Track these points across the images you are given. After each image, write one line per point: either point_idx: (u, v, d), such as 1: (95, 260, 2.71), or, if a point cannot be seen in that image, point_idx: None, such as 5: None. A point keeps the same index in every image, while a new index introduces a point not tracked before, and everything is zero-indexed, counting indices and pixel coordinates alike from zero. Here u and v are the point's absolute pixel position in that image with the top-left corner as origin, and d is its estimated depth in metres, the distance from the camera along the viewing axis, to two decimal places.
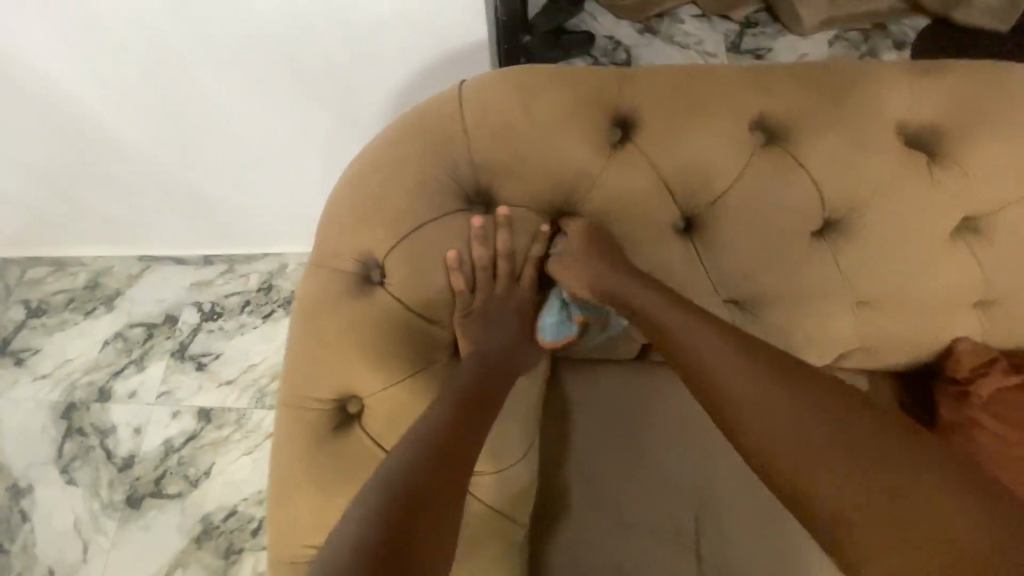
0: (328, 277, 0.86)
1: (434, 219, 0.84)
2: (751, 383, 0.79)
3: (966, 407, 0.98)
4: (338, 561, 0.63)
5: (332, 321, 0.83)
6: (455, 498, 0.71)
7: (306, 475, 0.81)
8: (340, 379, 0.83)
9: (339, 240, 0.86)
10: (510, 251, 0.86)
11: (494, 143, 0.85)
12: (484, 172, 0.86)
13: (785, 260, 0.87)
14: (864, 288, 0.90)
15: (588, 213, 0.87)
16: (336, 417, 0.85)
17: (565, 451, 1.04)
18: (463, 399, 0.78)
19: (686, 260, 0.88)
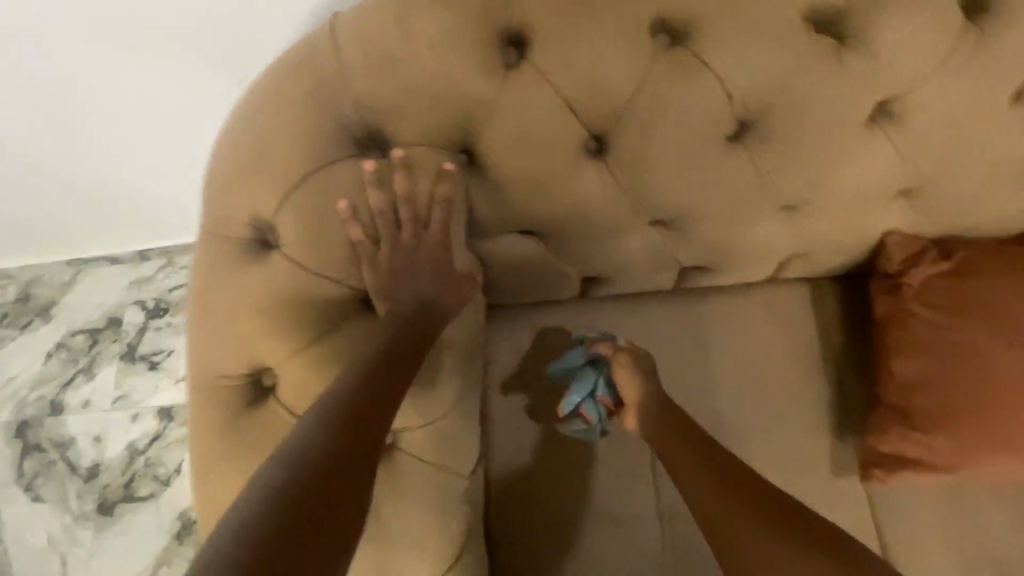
0: (223, 249, 0.79)
1: (322, 167, 0.77)
2: (679, 440, 0.90)
3: (900, 298, 0.98)
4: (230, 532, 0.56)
5: (230, 292, 0.78)
6: (367, 469, 0.67)
7: (225, 454, 0.77)
8: (251, 352, 0.78)
9: (226, 204, 0.79)
10: (413, 195, 0.80)
11: (376, 78, 0.77)
12: (372, 112, 0.79)
13: (703, 170, 0.84)
14: (785, 191, 0.88)
15: (489, 142, 0.80)
16: (251, 391, 0.80)
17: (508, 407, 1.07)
18: (383, 361, 0.75)
19: (601, 184, 0.85)
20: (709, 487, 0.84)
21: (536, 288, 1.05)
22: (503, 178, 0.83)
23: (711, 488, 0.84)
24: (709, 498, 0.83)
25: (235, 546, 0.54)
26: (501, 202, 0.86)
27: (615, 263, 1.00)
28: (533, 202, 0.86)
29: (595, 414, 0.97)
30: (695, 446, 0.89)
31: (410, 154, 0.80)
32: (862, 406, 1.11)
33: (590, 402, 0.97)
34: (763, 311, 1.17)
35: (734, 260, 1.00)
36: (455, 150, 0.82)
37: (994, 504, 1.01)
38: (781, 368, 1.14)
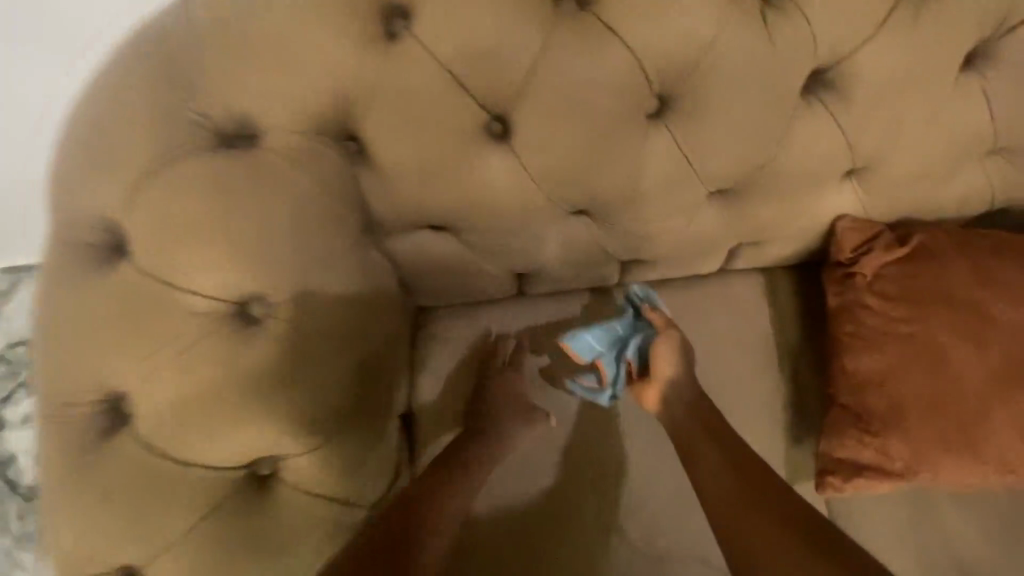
0: (70, 257, 0.69)
1: (171, 161, 0.67)
2: (702, 439, 0.88)
3: (851, 290, 0.89)
4: None
5: (77, 308, 0.68)
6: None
7: (77, 492, 0.67)
8: (102, 376, 0.68)
9: (69, 208, 0.69)
10: (285, 190, 0.70)
11: (230, 56, 0.67)
12: (229, 94, 0.67)
13: (621, 153, 0.74)
14: (717, 175, 0.78)
15: (372, 128, 0.71)
16: (106, 421, 0.70)
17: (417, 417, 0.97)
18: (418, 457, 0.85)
19: (507, 171, 0.75)
20: (727, 487, 0.84)
21: (458, 289, 0.97)
22: (394, 168, 0.74)
23: (725, 489, 0.84)
24: (725, 496, 0.83)
25: None
26: (396, 195, 0.77)
27: (541, 258, 0.91)
28: (433, 193, 0.77)
29: (611, 375, 0.92)
30: (719, 445, 0.88)
31: (282, 144, 0.70)
32: (816, 405, 1.03)
33: (610, 359, 0.91)
34: (713, 305, 1.07)
35: (669, 250, 0.91)
36: (338, 138, 0.73)
37: (964, 513, 0.92)
38: (732, 367, 1.05)
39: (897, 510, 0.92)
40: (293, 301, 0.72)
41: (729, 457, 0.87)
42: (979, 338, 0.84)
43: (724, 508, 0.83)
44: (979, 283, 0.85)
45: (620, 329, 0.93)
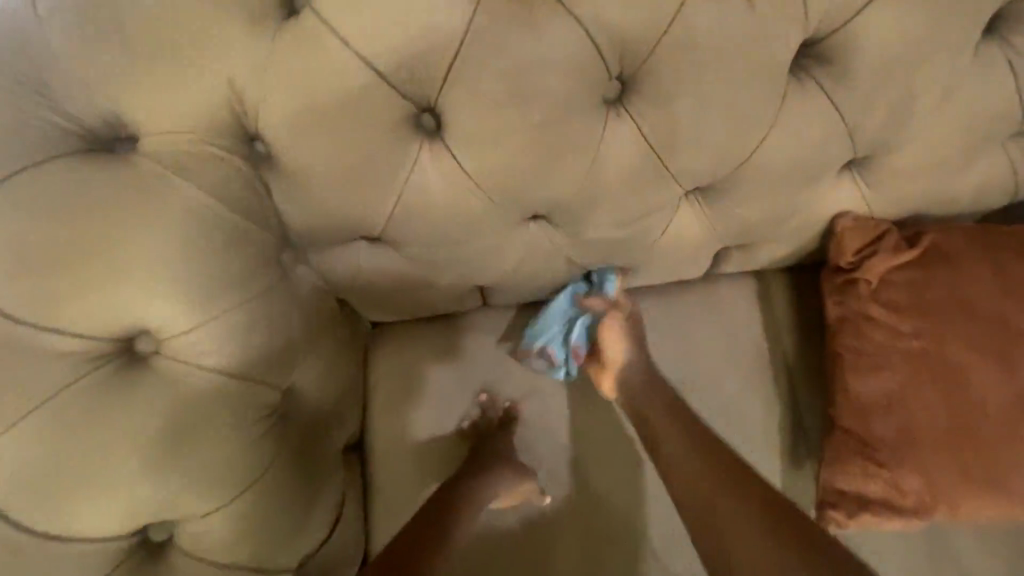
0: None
1: (21, 171, 0.54)
2: (677, 436, 0.82)
3: (854, 299, 0.77)
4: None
5: None
6: None
7: None
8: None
9: None
10: (173, 204, 0.58)
11: (88, 40, 0.54)
12: (92, 88, 0.55)
13: (575, 148, 0.62)
14: (693, 170, 0.66)
15: (274, 126, 0.59)
16: None
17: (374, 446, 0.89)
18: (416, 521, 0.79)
19: (442, 173, 0.63)
20: (707, 485, 0.76)
21: (408, 306, 0.85)
22: (307, 172, 0.62)
23: (705, 486, 0.76)
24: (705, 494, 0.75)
25: None
26: (315, 204, 0.65)
27: (497, 270, 0.79)
28: (357, 200, 0.65)
29: (560, 357, 0.89)
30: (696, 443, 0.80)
31: (165, 148, 0.58)
32: (815, 425, 0.92)
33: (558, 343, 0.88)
34: (700, 315, 0.96)
35: (643, 256, 0.80)
36: (238, 138, 0.61)
37: (990, 550, 0.80)
38: (720, 385, 0.93)
39: (913, 550, 0.80)
40: (186, 336, 0.59)
41: (710, 455, 0.79)
42: (1001, 353, 0.72)
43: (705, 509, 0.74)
44: (1002, 289, 0.73)
45: (567, 310, 0.87)
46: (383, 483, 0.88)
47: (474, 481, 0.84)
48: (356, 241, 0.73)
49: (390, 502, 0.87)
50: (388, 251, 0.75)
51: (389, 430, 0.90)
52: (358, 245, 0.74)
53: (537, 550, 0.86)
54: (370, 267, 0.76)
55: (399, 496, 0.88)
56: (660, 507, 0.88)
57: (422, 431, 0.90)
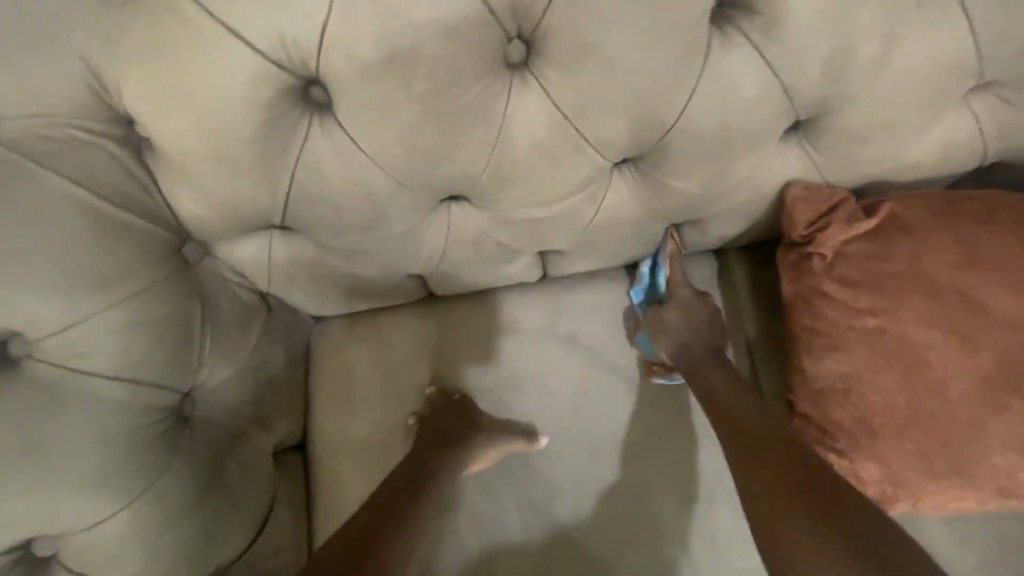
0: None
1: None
2: (708, 362, 0.83)
3: (807, 275, 0.72)
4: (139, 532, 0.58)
5: None
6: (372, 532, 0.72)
7: None
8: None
9: None
10: (37, 194, 0.53)
11: None
12: None
13: (481, 119, 0.57)
14: (618, 138, 0.60)
15: (143, 106, 0.54)
16: None
17: (317, 447, 0.86)
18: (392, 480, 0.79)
19: (336, 154, 0.58)
20: (764, 457, 0.69)
21: (342, 299, 0.80)
22: (190, 157, 0.57)
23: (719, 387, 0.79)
24: (762, 482, 0.67)
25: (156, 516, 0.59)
26: (203, 192, 0.60)
27: (425, 257, 0.74)
28: (249, 187, 0.60)
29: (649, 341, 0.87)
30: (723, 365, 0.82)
31: (25, 134, 0.53)
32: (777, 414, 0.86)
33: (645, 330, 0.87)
34: None
35: (580, 239, 0.75)
36: (111, 121, 0.56)
37: (966, 541, 0.74)
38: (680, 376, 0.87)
39: None
40: (61, 337, 0.55)
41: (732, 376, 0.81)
42: (965, 333, 0.66)
43: (724, 411, 0.76)
44: (965, 260, 0.67)
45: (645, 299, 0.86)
46: (324, 487, 0.84)
47: (435, 466, 0.81)
48: (267, 232, 0.68)
49: (331, 507, 0.83)
50: (303, 242, 0.70)
51: (331, 432, 0.86)
52: (271, 236, 0.69)
53: (480, 550, 0.82)
54: (288, 260, 0.71)
55: (341, 503, 0.83)
56: (613, 504, 0.83)
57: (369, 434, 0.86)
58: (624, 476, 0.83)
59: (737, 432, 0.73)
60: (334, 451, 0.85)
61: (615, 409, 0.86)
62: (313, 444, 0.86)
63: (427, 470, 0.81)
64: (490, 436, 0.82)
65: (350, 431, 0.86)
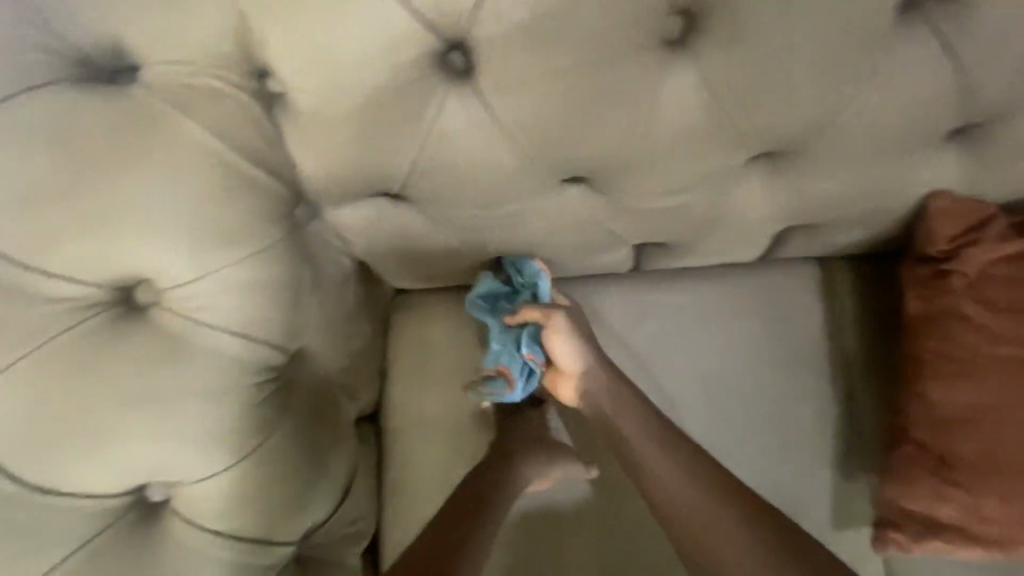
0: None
1: (1, 98, 0.49)
2: (630, 406, 0.75)
3: (943, 294, 0.67)
4: (249, 486, 0.58)
5: None
6: (465, 519, 0.73)
7: None
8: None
9: None
10: (176, 143, 0.53)
11: None
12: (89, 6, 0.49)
13: (632, 99, 0.54)
14: (768, 129, 0.57)
15: (284, 61, 0.52)
16: None
17: (394, 421, 0.85)
18: (476, 472, 0.78)
19: (469, 125, 0.56)
20: (722, 535, 0.69)
21: (434, 275, 0.78)
22: (323, 117, 0.56)
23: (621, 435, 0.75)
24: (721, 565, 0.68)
25: (270, 470, 0.59)
26: (329, 155, 0.59)
27: (529, 240, 0.72)
28: (376, 152, 0.59)
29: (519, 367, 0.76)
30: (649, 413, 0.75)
31: (171, 81, 0.53)
32: (866, 433, 0.83)
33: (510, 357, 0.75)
34: (745, 305, 0.89)
35: (690, 234, 0.72)
36: (248, 75, 0.54)
37: None
38: (762, 384, 0.87)
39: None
40: (187, 289, 0.55)
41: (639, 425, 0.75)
42: None
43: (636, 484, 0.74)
44: None
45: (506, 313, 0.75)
46: (403, 460, 0.84)
47: (509, 466, 0.78)
48: (379, 199, 0.67)
49: (408, 482, 0.83)
50: (411, 214, 0.68)
51: (409, 407, 0.85)
52: (382, 205, 0.68)
53: (552, 542, 0.80)
54: (393, 230, 0.70)
55: (417, 479, 0.83)
56: None
57: (448, 412, 0.85)
58: None
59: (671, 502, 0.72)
60: (412, 426, 0.84)
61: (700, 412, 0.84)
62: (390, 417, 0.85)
63: (502, 469, 0.78)
64: (560, 449, 0.81)
65: (429, 408, 0.85)
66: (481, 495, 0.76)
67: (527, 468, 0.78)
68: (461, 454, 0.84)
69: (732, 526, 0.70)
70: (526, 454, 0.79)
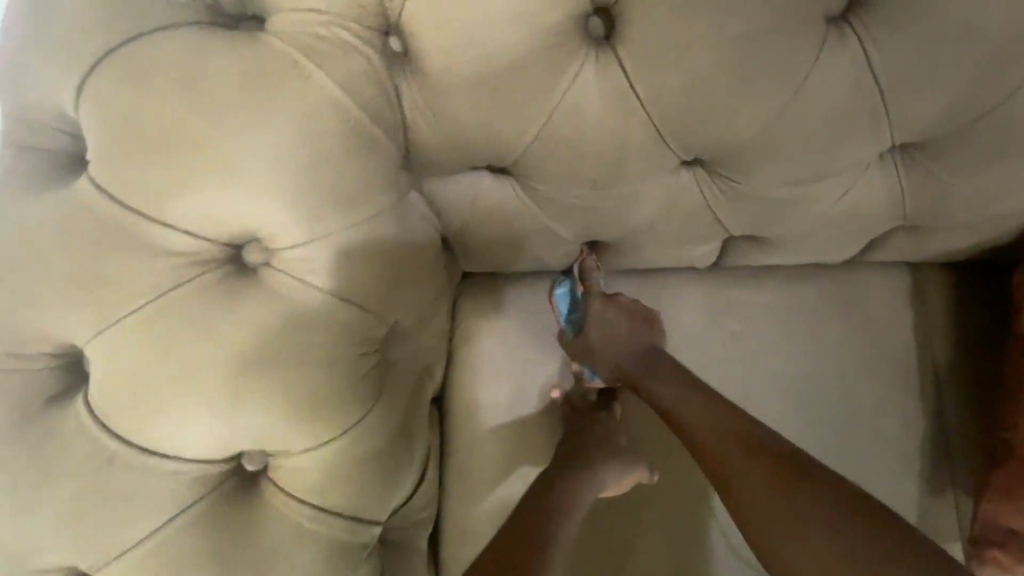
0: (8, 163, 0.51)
1: (144, 34, 0.48)
2: (659, 364, 0.72)
3: None
4: (344, 461, 0.56)
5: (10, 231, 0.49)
6: (532, 527, 0.68)
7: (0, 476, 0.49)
8: (41, 332, 0.50)
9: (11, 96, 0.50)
10: (304, 95, 0.51)
11: None
12: None
13: (778, 74, 0.52)
14: (914, 113, 0.55)
15: (423, 16, 0.51)
16: (56, 382, 0.52)
17: (461, 410, 0.81)
18: (540, 478, 0.74)
19: (605, 95, 0.55)
20: (779, 492, 0.58)
21: (518, 257, 0.74)
22: (450, 78, 0.54)
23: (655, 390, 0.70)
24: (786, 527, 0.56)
25: (363, 448, 0.57)
26: (451, 119, 0.57)
27: (630, 225, 0.68)
28: (504, 119, 0.57)
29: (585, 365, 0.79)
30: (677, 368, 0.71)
31: (302, 30, 0.51)
32: (966, 452, 0.78)
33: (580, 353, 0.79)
34: (837, 307, 0.82)
35: (802, 228, 0.68)
36: (376, 30, 0.53)
37: None
38: (858, 397, 0.80)
39: None
40: (300, 251, 0.53)
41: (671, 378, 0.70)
42: None
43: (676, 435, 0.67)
44: None
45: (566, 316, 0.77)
46: (469, 451, 0.80)
47: (582, 471, 0.73)
48: (481, 173, 0.65)
49: (475, 475, 0.79)
50: (511, 188, 0.65)
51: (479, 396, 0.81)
52: (481, 179, 0.65)
53: (630, 543, 0.78)
54: (490, 206, 0.67)
55: (483, 471, 0.79)
56: None
57: (518, 402, 0.81)
58: None
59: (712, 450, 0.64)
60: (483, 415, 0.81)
61: (785, 417, 0.80)
62: (457, 404, 0.81)
63: (577, 480, 0.72)
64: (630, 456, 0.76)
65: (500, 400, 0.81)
66: (557, 504, 0.71)
67: (602, 477, 0.73)
68: (533, 452, 0.80)
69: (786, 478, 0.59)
70: (603, 460, 0.74)
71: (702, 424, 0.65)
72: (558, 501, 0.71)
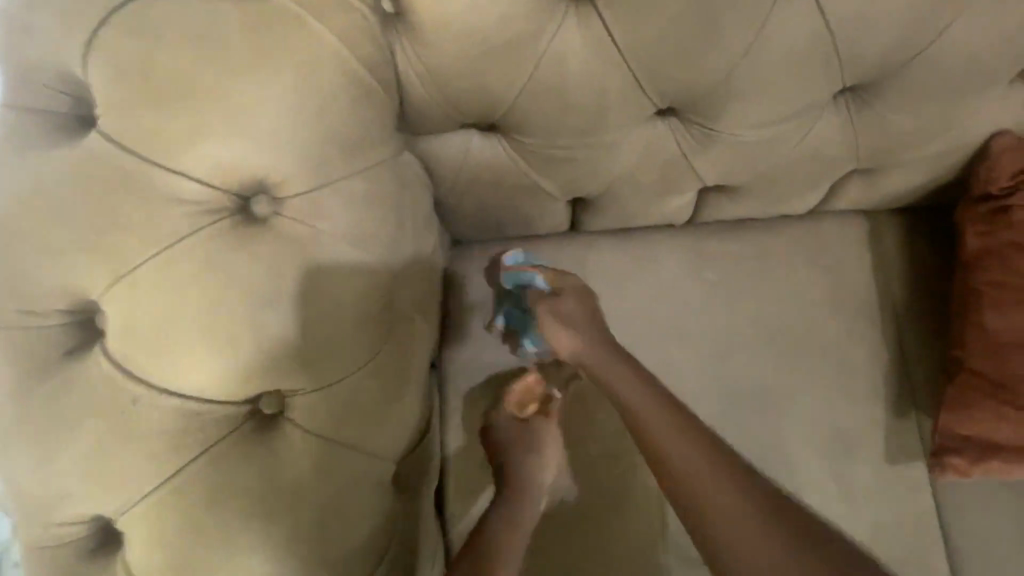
0: (6, 124, 0.53)
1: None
2: (590, 330, 0.70)
3: (1003, 229, 0.73)
4: (360, 398, 0.59)
5: (24, 189, 0.51)
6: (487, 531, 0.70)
7: (26, 425, 0.51)
8: (51, 285, 0.52)
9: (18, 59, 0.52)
10: (305, 51, 0.54)
11: None
12: None
13: (741, 21, 0.58)
14: (860, 57, 0.62)
15: None
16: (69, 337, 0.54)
17: (458, 369, 0.82)
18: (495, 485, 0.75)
19: (586, 44, 0.59)
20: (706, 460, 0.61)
21: (506, 214, 0.78)
22: (440, 33, 0.57)
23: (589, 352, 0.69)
24: (717, 507, 0.58)
25: (374, 386, 0.60)
26: (442, 75, 0.60)
27: (612, 176, 0.73)
28: (493, 71, 0.60)
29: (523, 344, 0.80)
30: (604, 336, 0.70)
31: None
32: (926, 376, 0.85)
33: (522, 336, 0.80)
34: (805, 252, 0.88)
35: (768, 171, 0.74)
36: None
37: None
38: (828, 333, 0.86)
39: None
40: (306, 198, 0.56)
41: (608, 348, 0.69)
42: None
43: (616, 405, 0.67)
44: None
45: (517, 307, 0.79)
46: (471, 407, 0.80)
47: (512, 472, 0.74)
48: (467, 130, 0.68)
49: (478, 428, 0.80)
50: (496, 143, 0.69)
51: (484, 360, 0.82)
52: (469, 136, 0.69)
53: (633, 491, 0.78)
54: (478, 163, 0.71)
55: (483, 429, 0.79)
56: (761, 449, 0.83)
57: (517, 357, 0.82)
58: (772, 421, 0.84)
59: (648, 421, 0.64)
60: (481, 372, 0.82)
61: (764, 355, 0.86)
62: (456, 362, 0.82)
63: (513, 479, 0.74)
64: (542, 436, 0.76)
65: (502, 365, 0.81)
66: (506, 509, 0.72)
67: (530, 471, 0.74)
68: None
69: (715, 445, 0.62)
70: (523, 455, 0.74)
71: (637, 401, 0.66)
72: (506, 507, 0.73)
